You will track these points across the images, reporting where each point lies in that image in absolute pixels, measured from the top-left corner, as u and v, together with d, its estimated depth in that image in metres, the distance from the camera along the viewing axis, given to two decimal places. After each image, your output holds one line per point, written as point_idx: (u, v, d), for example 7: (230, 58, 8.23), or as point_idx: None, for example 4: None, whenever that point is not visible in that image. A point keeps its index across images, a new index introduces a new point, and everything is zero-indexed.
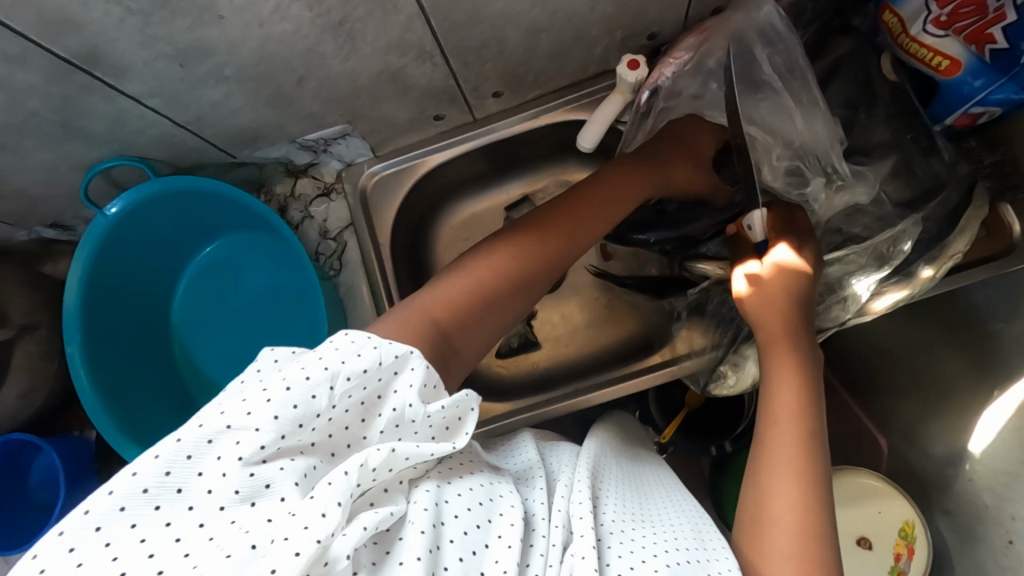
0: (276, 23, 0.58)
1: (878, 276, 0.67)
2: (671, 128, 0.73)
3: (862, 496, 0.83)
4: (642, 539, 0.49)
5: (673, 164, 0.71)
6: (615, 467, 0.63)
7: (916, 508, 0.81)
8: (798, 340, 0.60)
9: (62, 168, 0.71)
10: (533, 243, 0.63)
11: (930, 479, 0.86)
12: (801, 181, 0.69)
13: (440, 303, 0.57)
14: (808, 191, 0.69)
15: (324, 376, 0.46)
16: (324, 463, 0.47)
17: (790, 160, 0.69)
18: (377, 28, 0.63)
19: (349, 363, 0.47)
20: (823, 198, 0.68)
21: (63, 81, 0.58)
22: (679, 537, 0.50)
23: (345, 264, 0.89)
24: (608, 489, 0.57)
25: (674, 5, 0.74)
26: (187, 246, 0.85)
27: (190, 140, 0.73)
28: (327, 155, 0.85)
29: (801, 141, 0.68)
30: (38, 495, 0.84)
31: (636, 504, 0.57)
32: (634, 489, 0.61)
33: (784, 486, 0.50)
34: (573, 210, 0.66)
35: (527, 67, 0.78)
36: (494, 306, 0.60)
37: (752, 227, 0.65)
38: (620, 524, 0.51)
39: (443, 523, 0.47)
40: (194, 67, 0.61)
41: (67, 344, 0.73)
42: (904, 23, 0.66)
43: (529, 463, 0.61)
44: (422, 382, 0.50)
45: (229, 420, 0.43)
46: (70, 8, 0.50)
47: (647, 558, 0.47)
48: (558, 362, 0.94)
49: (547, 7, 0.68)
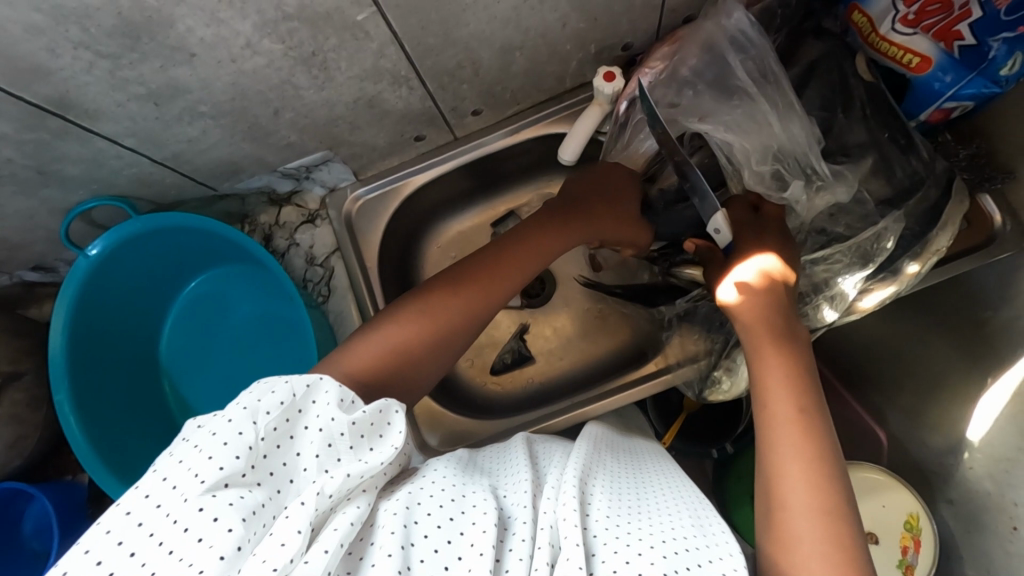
0: (248, 57, 0.58)
1: (864, 274, 0.66)
2: (600, 177, 0.75)
3: (864, 491, 0.83)
4: (639, 531, 0.49)
5: (600, 217, 0.73)
6: (607, 463, 0.62)
7: (919, 499, 0.81)
8: (785, 333, 0.59)
9: (41, 213, 0.71)
10: (490, 273, 0.65)
11: (933, 470, 0.86)
12: (782, 185, 0.66)
13: (394, 340, 0.58)
14: (789, 194, 0.65)
15: (244, 415, 0.46)
16: (275, 500, 0.45)
17: (771, 163, 0.66)
18: (351, 56, 0.63)
19: (264, 399, 0.47)
20: (804, 200, 0.66)
21: (36, 127, 0.57)
22: (679, 529, 0.50)
23: (333, 289, 0.88)
24: (598, 481, 0.56)
25: (645, 18, 0.74)
26: (174, 280, 0.84)
27: (170, 176, 0.73)
28: (310, 182, 0.85)
29: (778, 145, 0.65)
30: (32, 544, 0.82)
31: (630, 495, 0.56)
32: (628, 479, 0.60)
33: (798, 468, 0.50)
34: (510, 255, 0.67)
35: (505, 85, 0.78)
36: (448, 345, 0.61)
37: (718, 230, 0.64)
38: (617, 519, 0.50)
39: (413, 544, 0.45)
40: (167, 106, 0.60)
41: (56, 394, 0.72)
42: (873, 23, 0.67)
43: (515, 463, 0.59)
44: (339, 398, 0.49)
45: (171, 481, 0.43)
46: (39, 55, 0.50)
47: (645, 551, 0.46)
48: (554, 376, 0.93)
49: (520, 26, 0.68)
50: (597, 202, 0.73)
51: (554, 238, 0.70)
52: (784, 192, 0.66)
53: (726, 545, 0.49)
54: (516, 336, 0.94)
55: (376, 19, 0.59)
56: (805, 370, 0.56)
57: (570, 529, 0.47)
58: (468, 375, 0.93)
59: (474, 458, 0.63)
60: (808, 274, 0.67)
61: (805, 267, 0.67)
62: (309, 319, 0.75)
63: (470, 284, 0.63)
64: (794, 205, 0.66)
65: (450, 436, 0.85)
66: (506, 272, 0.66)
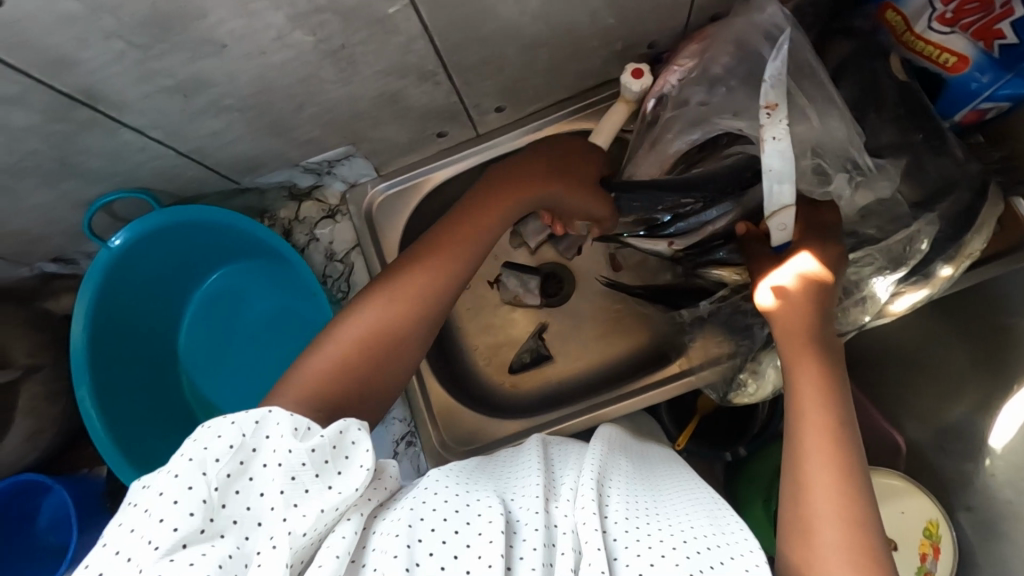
0: (277, 50, 0.57)
1: (896, 276, 0.65)
2: (565, 152, 0.73)
3: (882, 496, 0.81)
4: (657, 534, 0.49)
5: (563, 184, 0.70)
6: (623, 464, 0.61)
7: (938, 506, 0.80)
8: (820, 342, 0.57)
9: (64, 206, 0.70)
10: (426, 270, 0.61)
11: (951, 476, 0.84)
12: (825, 180, 0.63)
13: (345, 345, 0.56)
14: (833, 188, 0.63)
15: (192, 467, 0.44)
16: (245, 548, 0.44)
17: (813, 158, 0.62)
18: (378, 51, 0.62)
19: (211, 446, 0.45)
20: (847, 195, 0.63)
21: (63, 119, 0.56)
22: (697, 526, 0.50)
23: (352, 286, 0.88)
24: (615, 483, 0.56)
25: (671, 16, 0.73)
26: (192, 275, 0.83)
27: (193, 169, 0.72)
28: (331, 177, 0.85)
29: (817, 140, 0.61)
30: (48, 537, 0.82)
31: (645, 495, 0.56)
32: (640, 479, 0.60)
33: (823, 474, 0.49)
34: (449, 235, 0.63)
35: (528, 82, 0.78)
36: (405, 341, 0.58)
37: (784, 227, 0.59)
38: (634, 521, 0.50)
39: (418, 563, 0.44)
40: (194, 99, 0.59)
41: (78, 389, 0.71)
42: (908, 22, 0.66)
43: (529, 463, 0.58)
44: (292, 429, 0.47)
45: (124, 553, 0.42)
46: (68, 46, 0.48)
47: (667, 551, 0.46)
48: (571, 378, 0.92)
49: (547, 22, 0.67)
50: (531, 166, 0.70)
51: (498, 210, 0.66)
52: (828, 186, 0.63)
53: (745, 541, 0.49)
54: (535, 335, 0.93)
55: (408, 12, 0.58)
56: (835, 377, 0.55)
57: (588, 533, 0.47)
58: (486, 374, 0.93)
59: (483, 462, 0.62)
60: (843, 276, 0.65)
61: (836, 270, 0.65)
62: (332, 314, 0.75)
63: (415, 272, 0.60)
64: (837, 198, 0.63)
65: (469, 436, 0.84)
66: (434, 264, 0.61)
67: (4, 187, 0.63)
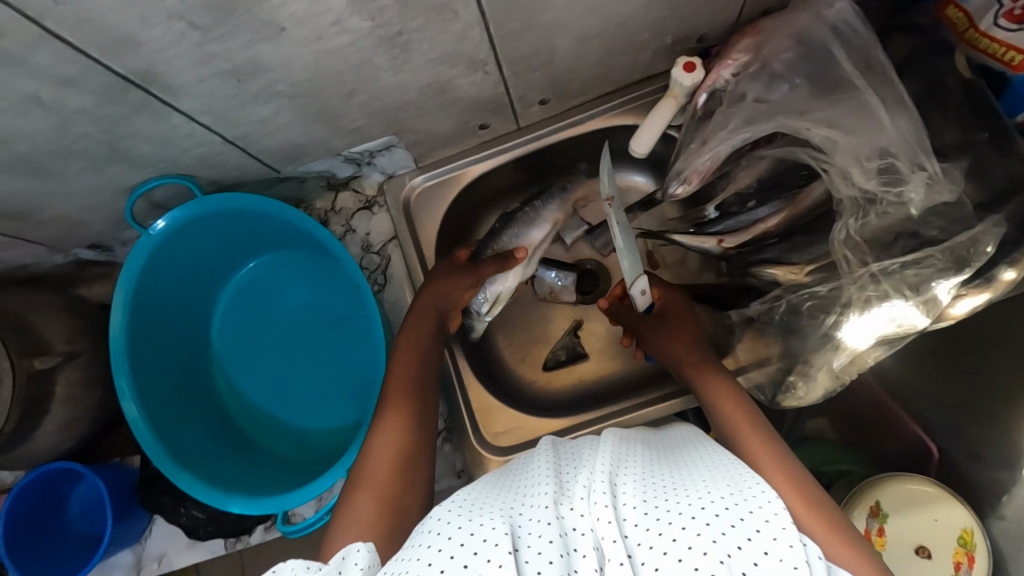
0: (335, 35, 0.55)
1: (959, 280, 0.60)
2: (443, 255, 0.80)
3: (912, 503, 0.78)
4: (677, 508, 0.45)
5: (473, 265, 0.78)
6: (634, 455, 0.56)
7: (973, 514, 0.76)
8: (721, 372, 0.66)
9: (106, 192, 0.69)
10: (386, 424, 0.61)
11: (984, 483, 0.80)
12: (897, 180, 0.60)
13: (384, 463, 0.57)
14: (906, 189, 0.60)
15: None
16: None
17: (880, 159, 0.60)
18: (433, 38, 0.60)
19: None
20: (921, 196, 0.59)
21: (117, 101, 0.55)
22: (713, 490, 0.46)
23: (389, 278, 0.87)
24: (627, 473, 0.51)
25: (725, 9, 0.71)
26: (226, 265, 0.82)
27: (235, 156, 0.71)
28: (370, 168, 0.84)
29: (887, 141, 0.60)
30: (79, 527, 0.81)
31: (660, 474, 0.52)
32: (652, 461, 0.55)
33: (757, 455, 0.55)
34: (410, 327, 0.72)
35: (575, 75, 0.76)
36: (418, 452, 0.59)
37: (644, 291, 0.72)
38: (648, 503, 0.46)
39: None
40: (248, 84, 0.58)
41: (118, 377, 0.70)
42: (971, 19, 0.64)
43: (536, 473, 0.54)
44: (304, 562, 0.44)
45: None
46: (132, 25, 0.47)
47: (688, 522, 0.43)
48: (605, 376, 0.91)
49: (602, 13, 0.65)
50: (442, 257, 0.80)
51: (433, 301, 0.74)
52: (900, 188, 0.60)
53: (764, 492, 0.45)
54: (569, 332, 0.92)
55: None
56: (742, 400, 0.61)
57: (605, 530, 0.43)
58: (519, 372, 0.91)
59: (491, 482, 0.57)
60: (898, 277, 0.61)
61: (893, 271, 0.61)
62: (378, 311, 0.73)
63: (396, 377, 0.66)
64: (909, 205, 0.60)
65: (506, 434, 0.82)
66: (393, 415, 0.61)
67: (50, 170, 0.62)
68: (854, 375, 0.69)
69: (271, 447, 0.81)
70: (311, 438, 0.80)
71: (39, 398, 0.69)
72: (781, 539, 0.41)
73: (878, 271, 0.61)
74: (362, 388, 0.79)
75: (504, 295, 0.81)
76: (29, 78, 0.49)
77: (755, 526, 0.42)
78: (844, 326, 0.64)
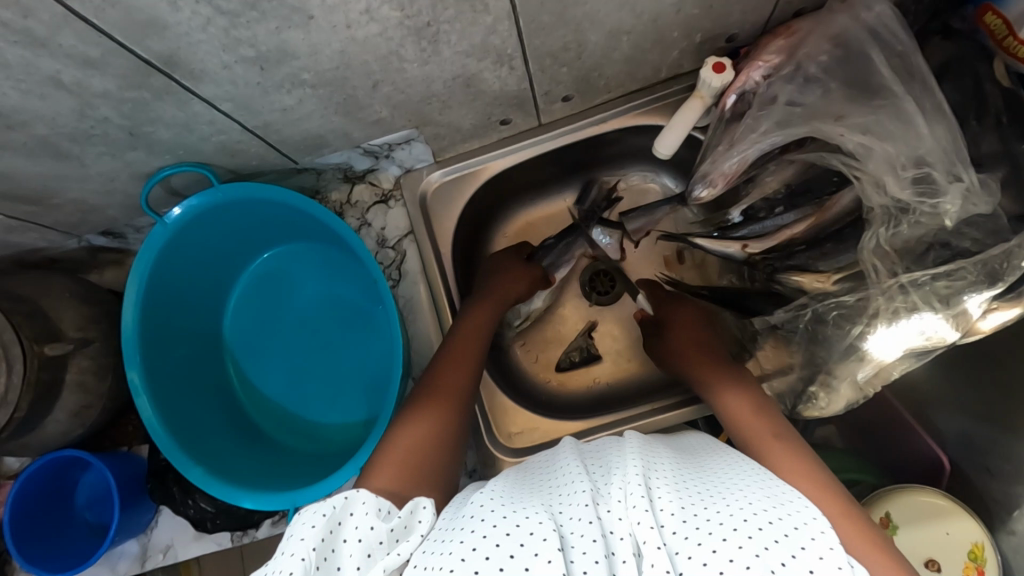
0: (363, 24, 0.54)
1: (992, 293, 0.57)
2: (494, 260, 0.87)
3: (923, 516, 0.75)
4: (717, 517, 0.43)
5: (512, 275, 0.84)
6: (665, 456, 0.55)
7: (983, 528, 0.73)
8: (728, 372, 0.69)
9: (123, 177, 0.68)
10: (421, 420, 0.60)
11: (993, 497, 0.76)
12: (933, 190, 0.58)
13: (412, 441, 0.57)
14: (943, 201, 0.58)
15: (302, 566, 0.43)
16: None
17: (916, 168, 0.59)
18: (462, 30, 0.59)
19: (303, 536, 0.44)
20: (957, 209, 0.57)
21: (140, 85, 0.54)
22: (754, 501, 0.45)
23: (405, 273, 0.86)
24: (662, 474, 0.50)
25: (758, 8, 0.69)
26: (241, 255, 0.81)
27: (255, 145, 0.70)
28: (388, 161, 0.82)
29: (923, 150, 0.59)
30: (87, 514, 0.81)
31: (694, 480, 0.50)
32: (683, 463, 0.54)
33: (756, 427, 0.59)
34: (484, 301, 0.78)
35: (601, 71, 0.74)
36: (442, 442, 0.58)
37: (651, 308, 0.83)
38: (685, 509, 0.45)
39: None
40: (273, 71, 0.57)
41: (130, 371, 0.68)
42: (1010, 26, 0.61)
43: (568, 471, 0.53)
44: (376, 507, 0.48)
45: None
46: (159, 8, 0.45)
47: (729, 534, 0.41)
48: (619, 379, 0.89)
49: (634, 9, 0.63)
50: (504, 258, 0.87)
51: (489, 312, 0.77)
52: (936, 199, 0.58)
53: (805, 507, 0.44)
54: (584, 333, 0.91)
55: None
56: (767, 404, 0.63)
57: (645, 535, 0.42)
58: (532, 372, 0.90)
59: (521, 476, 0.57)
60: (926, 291, 0.59)
61: (922, 282, 0.59)
62: (394, 308, 0.72)
63: (456, 344, 0.71)
64: (944, 216, 0.58)
65: (520, 436, 0.82)
66: (431, 412, 0.61)
67: (69, 154, 0.61)
68: (878, 388, 0.67)
69: (281, 439, 0.80)
70: (323, 433, 0.79)
71: (52, 384, 0.69)
72: (828, 558, 0.40)
73: (907, 282, 0.59)
74: (374, 384, 0.79)
75: (534, 314, 0.90)
76: (52, 58, 0.48)
77: (800, 543, 0.40)
78: (870, 337, 0.63)
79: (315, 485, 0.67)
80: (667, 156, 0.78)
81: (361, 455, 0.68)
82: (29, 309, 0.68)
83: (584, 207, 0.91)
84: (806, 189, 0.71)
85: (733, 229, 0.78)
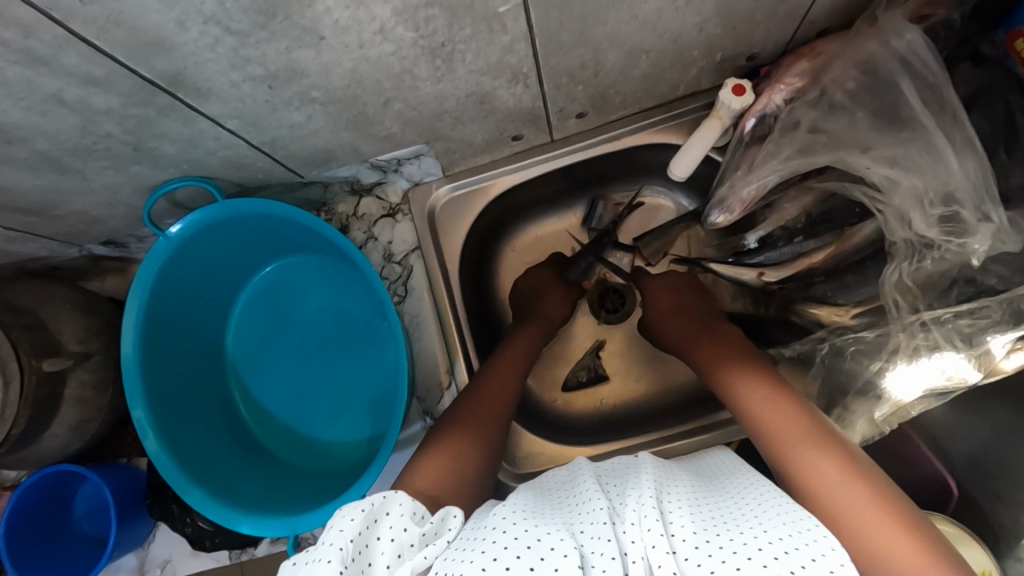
0: (376, 43, 0.52)
1: (1017, 334, 0.55)
2: (532, 283, 0.85)
3: None
4: (730, 543, 0.41)
5: (547, 300, 0.83)
6: (682, 479, 0.53)
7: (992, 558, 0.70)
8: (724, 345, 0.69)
9: (126, 190, 0.66)
10: (449, 443, 0.59)
11: (1001, 527, 0.73)
12: (961, 229, 0.56)
13: (449, 456, 0.58)
14: (971, 240, 0.55)
15: (341, 556, 0.42)
16: None
17: (944, 206, 0.57)
18: (478, 49, 0.57)
19: (343, 527, 0.44)
20: (987, 249, 0.55)
21: (145, 103, 0.52)
22: (770, 525, 0.42)
23: (410, 290, 0.83)
24: (679, 498, 0.48)
25: (782, 29, 0.67)
26: (245, 268, 0.80)
27: (261, 159, 0.68)
28: (396, 175, 0.81)
29: (952, 186, 0.56)
30: (84, 526, 0.80)
31: (713, 504, 0.48)
32: (702, 486, 0.53)
33: (769, 402, 0.57)
34: (527, 331, 0.79)
35: (618, 89, 0.72)
36: (470, 465, 0.58)
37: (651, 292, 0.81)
38: (702, 534, 0.43)
39: None
40: (282, 89, 0.55)
41: (133, 403, 0.67)
42: None
43: (586, 487, 0.51)
44: (412, 509, 0.48)
45: None
46: (166, 28, 0.44)
47: (740, 560, 0.39)
48: (627, 400, 0.88)
49: (656, 29, 0.61)
50: (540, 275, 0.86)
51: (536, 337, 0.78)
52: (964, 238, 0.56)
53: (822, 533, 0.41)
54: (592, 352, 0.89)
55: (518, 11, 0.53)
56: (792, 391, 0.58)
57: (659, 559, 0.41)
58: (539, 390, 0.89)
59: (540, 491, 0.55)
60: (948, 329, 0.57)
61: (945, 320, 0.57)
62: (400, 327, 0.70)
63: (507, 365, 0.72)
64: (971, 255, 0.56)
65: (526, 459, 0.82)
66: (457, 436, 0.60)
67: (71, 168, 0.59)
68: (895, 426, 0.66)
69: (284, 457, 0.79)
70: (327, 451, 0.78)
71: (51, 399, 0.67)
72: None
73: (929, 319, 0.58)
74: (380, 402, 0.77)
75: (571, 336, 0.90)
76: (54, 77, 0.46)
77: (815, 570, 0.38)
78: (889, 374, 0.62)
79: (317, 511, 0.66)
80: (683, 178, 0.77)
81: (365, 480, 0.67)
82: (28, 323, 0.66)
83: (592, 226, 0.88)
84: (826, 220, 0.69)
85: (748, 254, 0.76)
